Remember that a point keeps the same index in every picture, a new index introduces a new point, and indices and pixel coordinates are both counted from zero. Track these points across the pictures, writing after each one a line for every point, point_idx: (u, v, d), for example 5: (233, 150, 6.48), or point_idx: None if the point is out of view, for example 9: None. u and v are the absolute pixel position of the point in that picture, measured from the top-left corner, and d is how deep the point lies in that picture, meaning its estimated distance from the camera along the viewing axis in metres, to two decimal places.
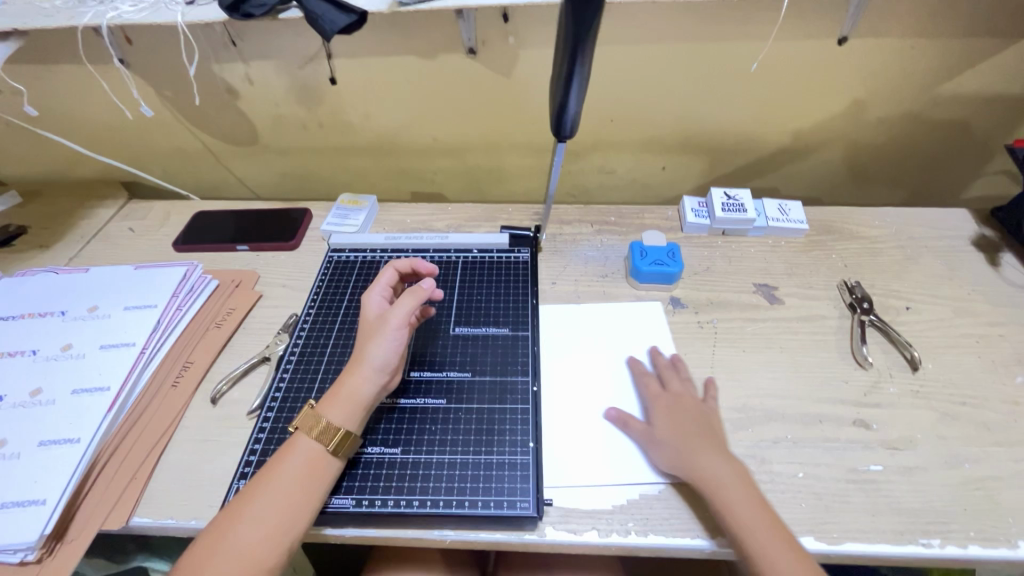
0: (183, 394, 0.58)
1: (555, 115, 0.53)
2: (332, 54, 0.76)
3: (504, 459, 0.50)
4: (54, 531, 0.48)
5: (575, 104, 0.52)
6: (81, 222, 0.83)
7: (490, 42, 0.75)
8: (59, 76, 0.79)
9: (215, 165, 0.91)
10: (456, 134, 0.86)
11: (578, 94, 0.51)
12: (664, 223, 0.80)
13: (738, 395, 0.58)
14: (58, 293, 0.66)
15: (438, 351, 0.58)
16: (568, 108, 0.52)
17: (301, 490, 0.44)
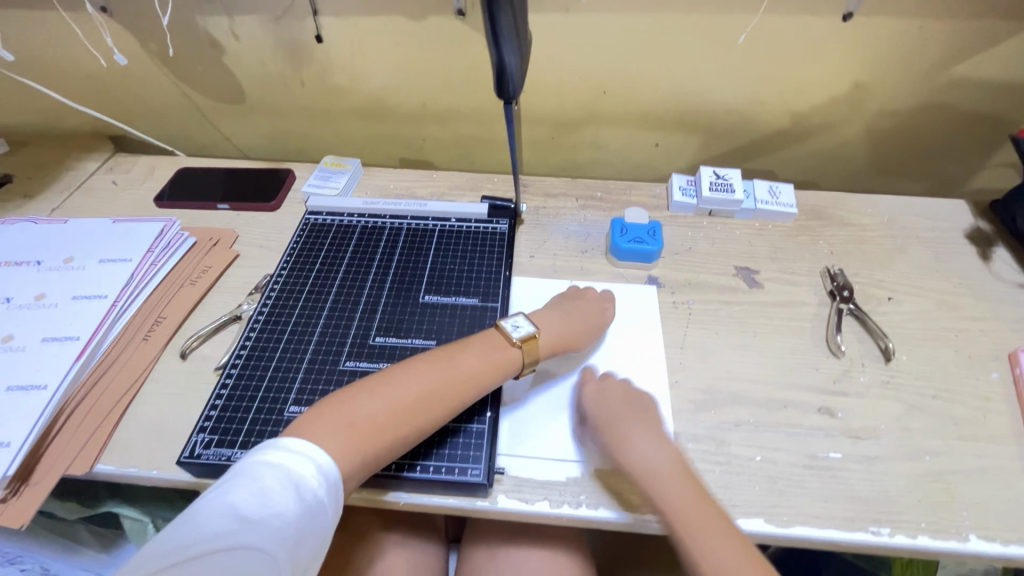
0: (153, 348, 0.59)
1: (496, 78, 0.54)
2: (318, 11, 0.75)
3: (460, 426, 0.50)
4: (18, 474, 0.49)
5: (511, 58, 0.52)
6: (65, 174, 0.83)
7: (479, 4, 0.72)
8: (43, 21, 0.78)
9: (202, 121, 0.90)
10: (445, 101, 0.85)
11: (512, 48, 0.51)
12: (651, 200, 0.79)
13: (705, 377, 0.58)
14: (35, 243, 0.66)
15: (405, 318, 0.58)
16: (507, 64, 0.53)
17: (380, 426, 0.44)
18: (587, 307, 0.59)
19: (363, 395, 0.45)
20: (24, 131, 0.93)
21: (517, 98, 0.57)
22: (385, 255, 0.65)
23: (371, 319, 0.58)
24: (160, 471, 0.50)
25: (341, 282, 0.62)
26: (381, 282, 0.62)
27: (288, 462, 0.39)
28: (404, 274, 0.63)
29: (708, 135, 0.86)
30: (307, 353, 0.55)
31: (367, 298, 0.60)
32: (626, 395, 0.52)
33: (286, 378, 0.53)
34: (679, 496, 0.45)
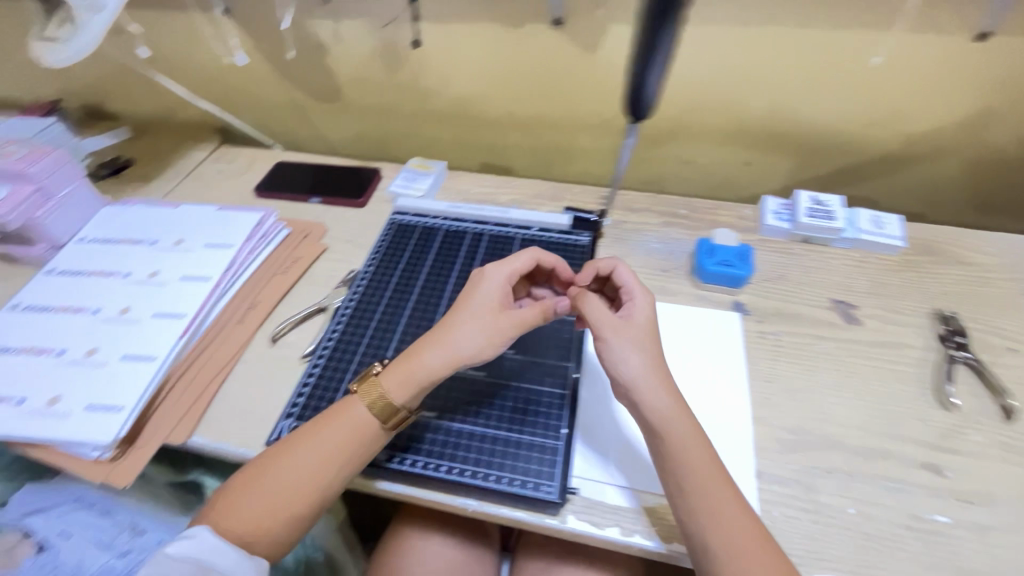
0: (247, 331, 0.62)
1: (631, 97, 0.55)
2: (418, 17, 0.77)
3: (534, 441, 0.50)
4: (127, 437, 0.53)
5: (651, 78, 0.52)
6: (178, 162, 0.90)
7: (578, 14, 0.72)
8: (173, 21, 0.85)
9: (299, 118, 0.95)
10: (531, 108, 0.85)
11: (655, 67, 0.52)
12: (739, 222, 0.75)
13: (794, 416, 0.54)
14: (152, 224, 0.72)
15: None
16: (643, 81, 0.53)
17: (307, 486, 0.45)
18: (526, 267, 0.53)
19: (267, 471, 0.46)
20: (145, 119, 1.01)
21: (642, 122, 0.58)
22: (465, 260, 0.66)
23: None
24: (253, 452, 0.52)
25: (423, 283, 0.64)
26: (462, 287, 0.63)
27: (179, 544, 0.42)
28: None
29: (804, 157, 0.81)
30: (389, 351, 0.57)
31: (447, 302, 0.61)
32: (653, 331, 0.50)
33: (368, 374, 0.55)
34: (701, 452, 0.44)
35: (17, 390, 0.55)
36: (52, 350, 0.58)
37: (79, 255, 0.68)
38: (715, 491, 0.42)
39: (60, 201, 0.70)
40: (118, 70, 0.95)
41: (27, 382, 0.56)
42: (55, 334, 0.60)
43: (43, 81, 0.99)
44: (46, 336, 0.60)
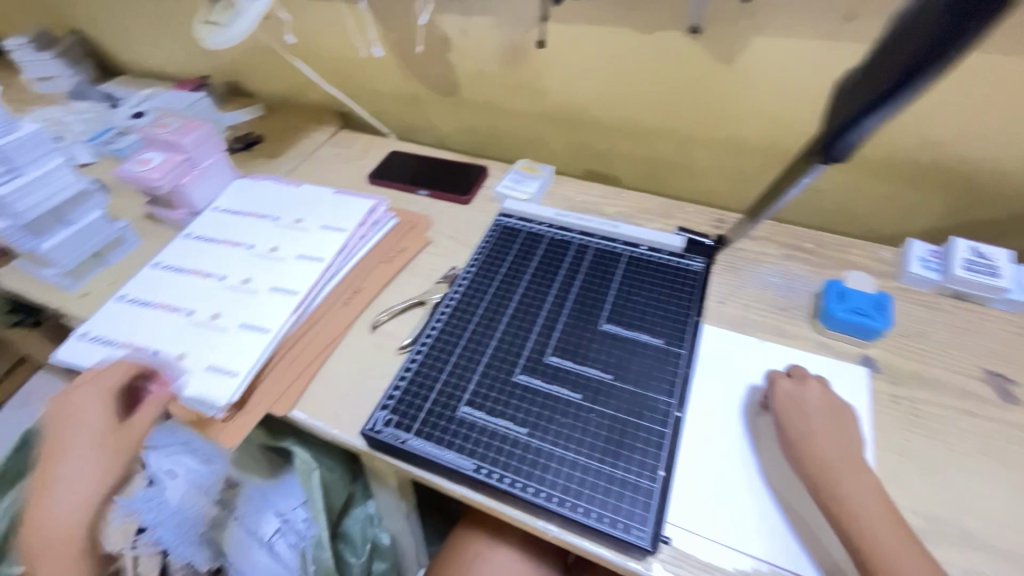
0: (350, 315, 0.64)
1: (841, 127, 0.42)
2: (547, 17, 0.75)
3: (628, 478, 0.47)
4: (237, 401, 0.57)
5: (878, 121, 0.41)
6: (301, 142, 0.96)
7: (719, 23, 0.67)
8: (314, 9, 0.90)
9: (414, 109, 0.97)
10: (649, 119, 0.81)
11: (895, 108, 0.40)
12: (875, 265, 0.67)
13: (927, 500, 0.47)
14: (275, 201, 0.76)
15: (582, 343, 0.57)
16: (866, 120, 0.41)
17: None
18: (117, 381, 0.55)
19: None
20: (276, 99, 1.09)
21: (825, 166, 0.46)
22: (567, 273, 0.64)
23: (548, 336, 0.57)
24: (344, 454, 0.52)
25: (523, 291, 0.63)
26: (562, 300, 0.61)
27: None
28: (586, 297, 0.61)
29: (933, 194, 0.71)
30: (484, 357, 0.56)
31: (546, 314, 0.60)
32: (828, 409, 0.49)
33: (462, 378, 0.55)
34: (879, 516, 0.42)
35: (152, 343, 0.61)
36: (183, 310, 0.64)
37: (212, 223, 0.74)
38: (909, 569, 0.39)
39: (202, 171, 0.76)
40: (259, 52, 1.02)
41: (160, 337, 0.61)
42: (186, 295, 0.65)
43: (196, 58, 1.09)
44: (179, 295, 0.65)
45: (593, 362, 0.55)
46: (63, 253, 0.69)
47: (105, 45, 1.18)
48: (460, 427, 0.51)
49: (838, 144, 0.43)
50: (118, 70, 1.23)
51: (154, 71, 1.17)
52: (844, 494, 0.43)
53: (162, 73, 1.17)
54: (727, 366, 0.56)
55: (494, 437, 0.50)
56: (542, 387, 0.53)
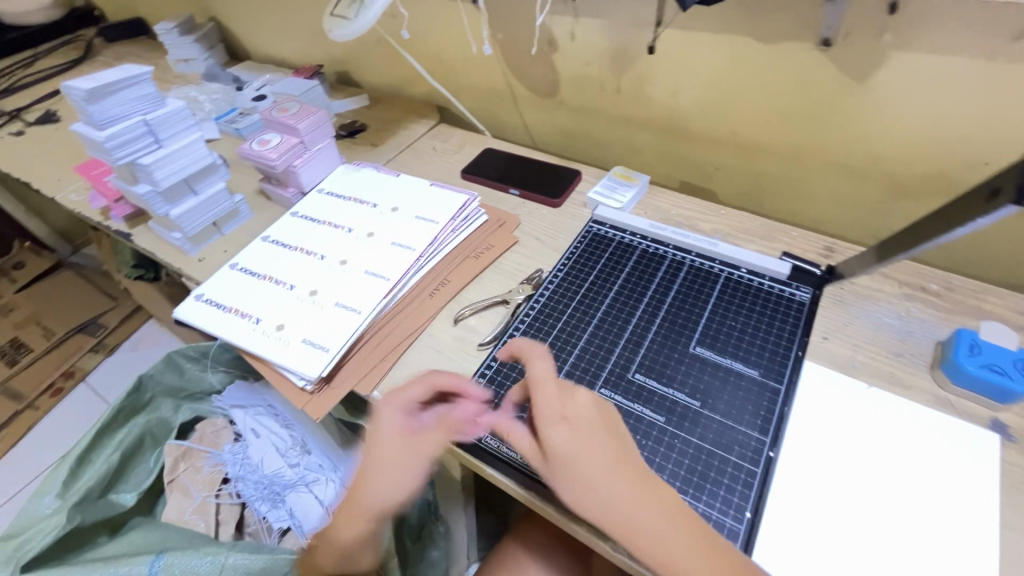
0: (435, 305, 0.66)
1: None
2: (662, 22, 0.73)
3: (710, 514, 0.45)
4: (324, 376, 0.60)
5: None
6: (401, 133, 1.00)
7: (856, 35, 0.61)
8: (427, 7, 0.93)
9: (512, 108, 0.98)
10: (759, 134, 0.76)
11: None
12: (1016, 317, 0.59)
13: None
14: (375, 189, 0.80)
15: (669, 363, 0.54)
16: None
17: None
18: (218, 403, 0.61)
19: None
20: (382, 90, 1.14)
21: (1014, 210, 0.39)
22: (657, 287, 0.62)
23: (633, 352, 0.56)
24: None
25: (609, 301, 0.61)
26: (650, 315, 0.59)
27: None
28: (677, 315, 0.59)
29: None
30: (566, 364, 0.56)
31: (632, 328, 0.58)
32: None
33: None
34: None
35: (256, 310, 0.65)
36: (285, 283, 0.68)
37: (318, 205, 0.79)
38: None
39: (313, 155, 0.81)
40: (371, 44, 1.07)
41: (263, 305, 0.66)
42: (289, 269, 0.70)
43: (314, 47, 1.17)
44: (283, 269, 0.70)
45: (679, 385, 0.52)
46: (189, 219, 0.76)
47: (237, 32, 1.29)
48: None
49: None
50: (244, 55, 1.34)
51: (275, 58, 1.27)
52: None
53: (281, 60, 1.26)
54: (827, 408, 0.52)
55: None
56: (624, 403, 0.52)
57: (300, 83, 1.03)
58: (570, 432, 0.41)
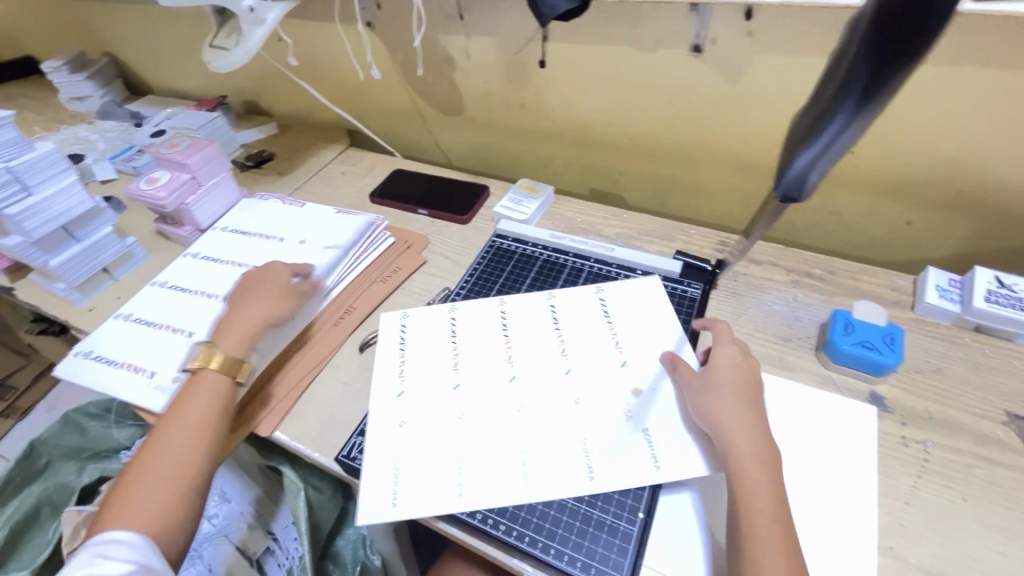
0: (340, 335, 0.64)
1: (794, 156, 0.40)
2: (547, 37, 0.75)
3: (606, 519, 0.45)
4: None
5: (806, 159, 0.39)
6: (310, 159, 0.98)
7: (721, 41, 0.65)
8: (322, 32, 0.91)
9: (421, 127, 0.98)
10: (654, 137, 0.79)
11: (831, 146, 0.38)
12: (889, 293, 0.63)
13: (937, 557, 0.44)
14: (277, 220, 0.77)
15: (589, 374, 0.53)
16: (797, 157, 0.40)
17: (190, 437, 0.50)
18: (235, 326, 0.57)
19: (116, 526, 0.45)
20: (292, 118, 1.11)
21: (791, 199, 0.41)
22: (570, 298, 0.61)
23: (546, 368, 0.54)
24: (401, 476, 0.48)
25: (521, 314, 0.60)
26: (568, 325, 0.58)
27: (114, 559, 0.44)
28: (588, 324, 0.58)
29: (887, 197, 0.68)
30: (487, 386, 0.53)
31: (543, 343, 0.56)
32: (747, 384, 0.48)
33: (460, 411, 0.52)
34: (770, 490, 0.41)
35: (150, 363, 0.61)
36: (183, 330, 0.64)
37: (216, 242, 0.75)
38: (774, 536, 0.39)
39: (207, 190, 0.78)
40: (271, 72, 1.04)
41: (158, 358, 0.62)
42: (187, 315, 0.66)
43: (215, 77, 1.13)
44: (182, 315, 0.66)
45: (579, 398, 0.51)
46: (71, 268, 0.71)
47: (134, 67, 1.23)
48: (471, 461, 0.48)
49: (781, 181, 0.41)
50: (146, 89, 1.28)
51: (178, 90, 1.22)
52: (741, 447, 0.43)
53: (184, 92, 1.22)
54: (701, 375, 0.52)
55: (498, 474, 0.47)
56: (536, 423, 0.50)
57: (200, 116, 1.00)
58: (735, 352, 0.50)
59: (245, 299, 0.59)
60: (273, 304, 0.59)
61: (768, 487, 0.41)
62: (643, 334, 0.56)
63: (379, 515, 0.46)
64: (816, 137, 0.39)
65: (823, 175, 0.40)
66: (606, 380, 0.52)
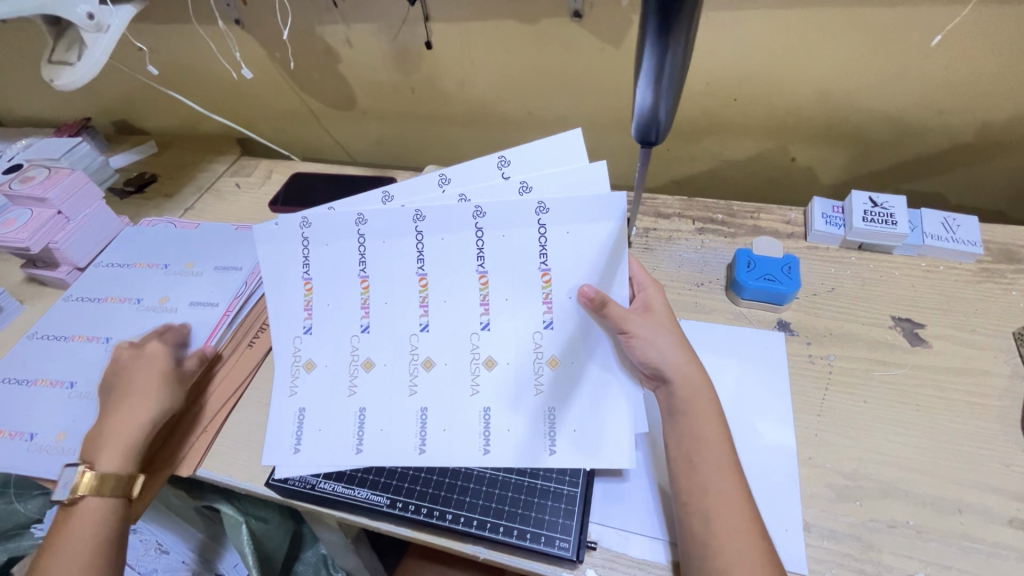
0: (256, 355, 0.61)
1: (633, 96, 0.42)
2: (430, 17, 0.72)
3: (549, 487, 0.45)
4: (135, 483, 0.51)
5: (644, 99, 0.40)
6: (199, 175, 0.91)
7: (599, 4, 0.65)
8: (184, 35, 0.84)
9: (317, 126, 0.93)
10: (554, 108, 0.79)
11: (659, 87, 0.38)
12: (784, 228, 0.67)
13: (850, 457, 0.48)
14: (165, 247, 0.70)
15: (504, 324, 0.47)
16: (637, 99, 0.40)
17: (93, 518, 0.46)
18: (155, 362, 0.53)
19: None
20: (172, 133, 1.02)
21: (655, 136, 0.43)
22: (496, 211, 0.45)
23: (458, 320, 0.48)
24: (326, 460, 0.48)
25: (443, 234, 0.47)
26: (495, 245, 0.46)
27: None
28: (517, 251, 0.46)
29: (795, 92, 0.68)
30: (390, 338, 0.49)
31: (460, 290, 0.48)
32: (673, 318, 0.49)
33: (367, 367, 0.49)
34: (717, 425, 0.44)
35: (32, 424, 0.55)
36: (65, 381, 0.58)
37: (95, 280, 0.68)
38: (721, 469, 0.41)
39: (79, 225, 0.70)
40: (138, 86, 0.95)
41: (39, 416, 0.55)
42: (66, 364, 0.59)
43: (74, 99, 1.01)
44: (60, 366, 0.59)
45: (490, 361, 0.47)
46: None
47: None
48: (373, 421, 0.48)
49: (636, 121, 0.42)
50: None
51: (33, 118, 1.08)
52: (691, 387, 0.44)
53: (41, 120, 1.08)
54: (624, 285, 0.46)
55: (399, 442, 0.47)
56: (436, 389, 0.48)
57: (60, 144, 0.89)
58: (654, 286, 0.50)
59: (124, 396, 0.51)
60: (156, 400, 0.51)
61: (711, 421, 0.44)
62: (580, 232, 0.45)
63: (284, 458, 0.49)
64: (642, 79, 0.39)
65: (666, 113, 0.40)
66: (518, 321, 0.47)
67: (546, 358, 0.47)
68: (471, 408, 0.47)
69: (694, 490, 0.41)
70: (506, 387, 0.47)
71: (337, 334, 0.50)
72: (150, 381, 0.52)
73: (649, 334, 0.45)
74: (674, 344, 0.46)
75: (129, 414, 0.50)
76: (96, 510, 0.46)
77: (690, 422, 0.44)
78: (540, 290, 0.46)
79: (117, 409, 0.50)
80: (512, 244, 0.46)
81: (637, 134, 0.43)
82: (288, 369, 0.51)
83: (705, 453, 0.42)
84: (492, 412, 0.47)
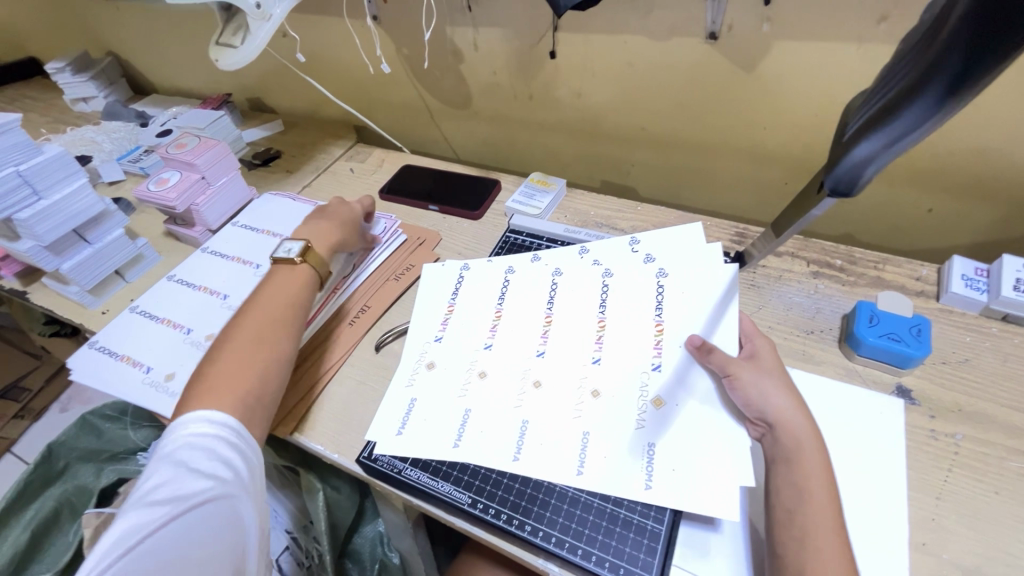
0: (355, 335, 0.63)
1: (843, 143, 0.38)
2: (559, 27, 0.73)
3: (632, 519, 0.44)
4: None
5: (867, 150, 0.36)
6: (318, 156, 0.97)
7: (739, 28, 0.63)
8: (329, 27, 0.90)
9: (430, 121, 0.97)
10: (669, 128, 0.78)
11: (893, 143, 0.35)
12: (913, 284, 0.62)
13: (971, 553, 0.43)
14: (286, 219, 0.76)
15: (613, 361, 0.51)
16: (856, 148, 0.37)
17: (296, 292, 0.57)
18: (351, 212, 0.69)
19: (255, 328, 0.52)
20: (299, 114, 1.11)
21: (839, 193, 0.40)
22: (622, 276, 0.57)
23: (574, 352, 0.52)
24: (421, 450, 0.50)
25: (576, 286, 0.58)
26: (616, 301, 0.55)
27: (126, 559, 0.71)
28: (634, 306, 0.54)
29: (948, 140, 0.62)
30: (509, 357, 0.54)
31: (580, 328, 0.54)
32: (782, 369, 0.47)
33: (481, 376, 0.53)
34: (825, 484, 0.40)
35: (149, 359, 0.61)
36: (182, 326, 0.64)
37: (225, 239, 0.75)
38: (827, 532, 0.38)
39: (217, 190, 0.77)
40: (277, 68, 1.03)
41: (156, 353, 0.62)
42: (187, 311, 0.66)
43: (221, 75, 1.12)
44: (182, 312, 0.66)
45: (596, 392, 0.49)
46: (83, 272, 0.70)
47: (139, 65, 1.22)
48: (475, 422, 0.50)
49: (832, 172, 0.39)
50: (150, 88, 1.27)
51: (184, 88, 1.21)
52: (799, 439, 0.42)
53: (190, 90, 1.20)
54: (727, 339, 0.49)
55: (496, 446, 0.48)
56: (542, 407, 0.50)
57: (205, 115, 0.98)
58: (765, 338, 0.50)
59: (327, 222, 0.65)
60: (344, 231, 0.66)
61: (820, 476, 0.41)
62: (686, 300, 0.53)
63: (385, 438, 0.51)
64: (880, 129, 0.35)
65: (880, 170, 0.37)
66: (625, 358, 0.51)
67: (651, 399, 0.48)
68: (572, 430, 0.48)
69: (790, 549, 0.38)
70: (608, 418, 0.47)
71: (461, 345, 0.56)
72: (347, 221, 0.67)
73: (752, 379, 0.45)
74: (781, 392, 0.44)
75: (332, 232, 0.64)
76: (301, 279, 0.58)
77: (796, 473, 0.41)
78: (652, 337, 0.51)
79: (321, 226, 0.65)
80: (631, 305, 0.54)
81: (827, 182, 0.40)
82: (412, 365, 0.56)
83: (815, 517, 0.39)
84: (588, 437, 0.47)
